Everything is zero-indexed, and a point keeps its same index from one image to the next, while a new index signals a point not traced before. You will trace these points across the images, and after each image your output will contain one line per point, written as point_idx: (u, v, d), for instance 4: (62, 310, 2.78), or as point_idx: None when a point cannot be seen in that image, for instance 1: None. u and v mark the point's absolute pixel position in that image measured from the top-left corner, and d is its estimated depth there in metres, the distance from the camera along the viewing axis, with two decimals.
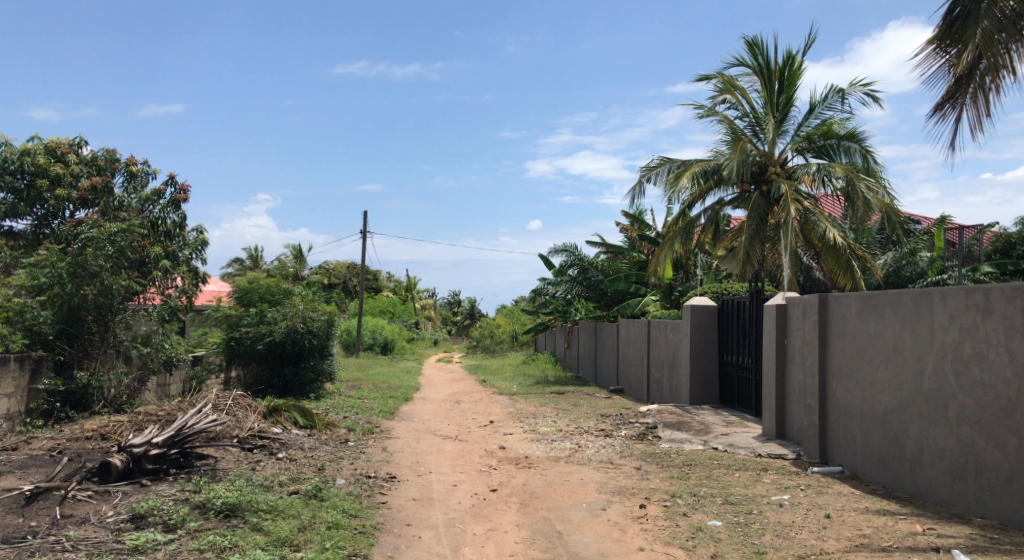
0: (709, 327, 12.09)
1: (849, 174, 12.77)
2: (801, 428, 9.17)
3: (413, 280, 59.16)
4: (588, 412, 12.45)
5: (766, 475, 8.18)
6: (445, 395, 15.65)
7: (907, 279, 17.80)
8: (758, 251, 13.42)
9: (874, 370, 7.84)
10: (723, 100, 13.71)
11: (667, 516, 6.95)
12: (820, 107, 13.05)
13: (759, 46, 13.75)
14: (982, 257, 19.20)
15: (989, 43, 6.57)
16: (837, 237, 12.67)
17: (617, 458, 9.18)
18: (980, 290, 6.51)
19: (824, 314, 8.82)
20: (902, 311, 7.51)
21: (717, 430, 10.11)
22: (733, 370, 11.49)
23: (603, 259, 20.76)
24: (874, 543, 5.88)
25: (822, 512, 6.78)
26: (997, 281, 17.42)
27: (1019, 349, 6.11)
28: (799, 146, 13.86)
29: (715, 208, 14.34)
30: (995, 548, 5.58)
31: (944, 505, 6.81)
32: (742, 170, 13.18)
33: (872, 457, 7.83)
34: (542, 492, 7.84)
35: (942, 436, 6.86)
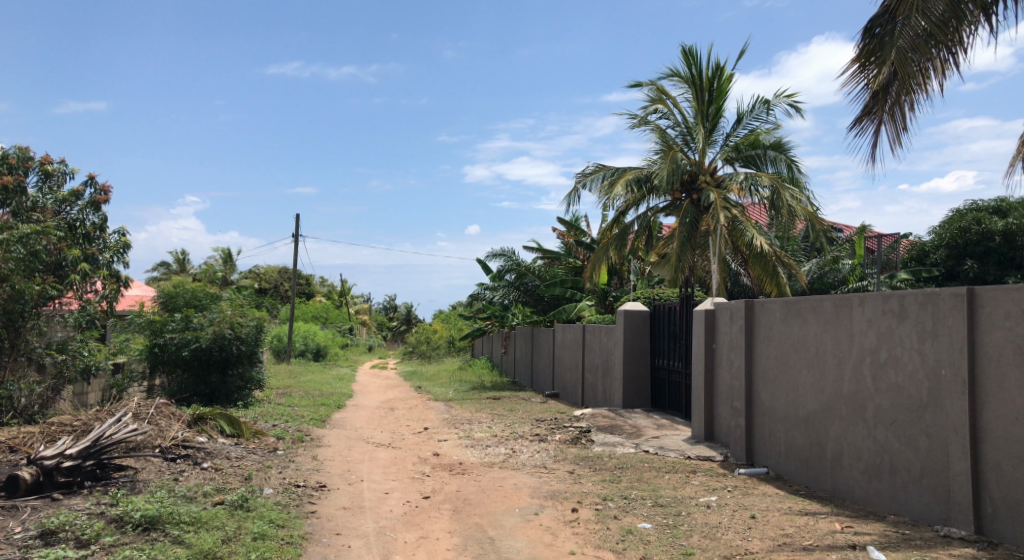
0: (642, 332, 12.28)
1: (775, 183, 13.20)
2: (728, 430, 9.40)
3: (347, 286, 58.36)
4: (523, 417, 12.48)
5: (695, 476, 8.35)
6: (379, 402, 15.44)
7: (830, 285, 18.49)
8: (689, 258, 13.71)
9: (798, 374, 8.09)
10: (655, 109, 13.95)
11: (598, 519, 7.02)
12: (747, 117, 13.44)
13: (692, 56, 14.05)
14: (899, 265, 20.17)
15: (903, 62, 6.90)
16: (764, 244, 13.08)
17: (551, 463, 9.23)
18: (895, 296, 6.79)
19: (751, 319, 9.07)
20: (823, 316, 7.78)
21: (649, 434, 10.27)
22: (664, 373, 11.70)
23: (541, 265, 20.76)
24: (795, 542, 6.05)
25: (747, 512, 6.96)
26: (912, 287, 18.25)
27: (929, 352, 6.39)
28: (728, 156, 14.24)
29: (648, 216, 14.59)
30: (906, 544, 5.82)
31: (861, 503, 7.07)
32: (673, 179, 13.47)
33: (795, 458, 8.08)
34: (475, 498, 7.82)
35: (860, 436, 7.12)
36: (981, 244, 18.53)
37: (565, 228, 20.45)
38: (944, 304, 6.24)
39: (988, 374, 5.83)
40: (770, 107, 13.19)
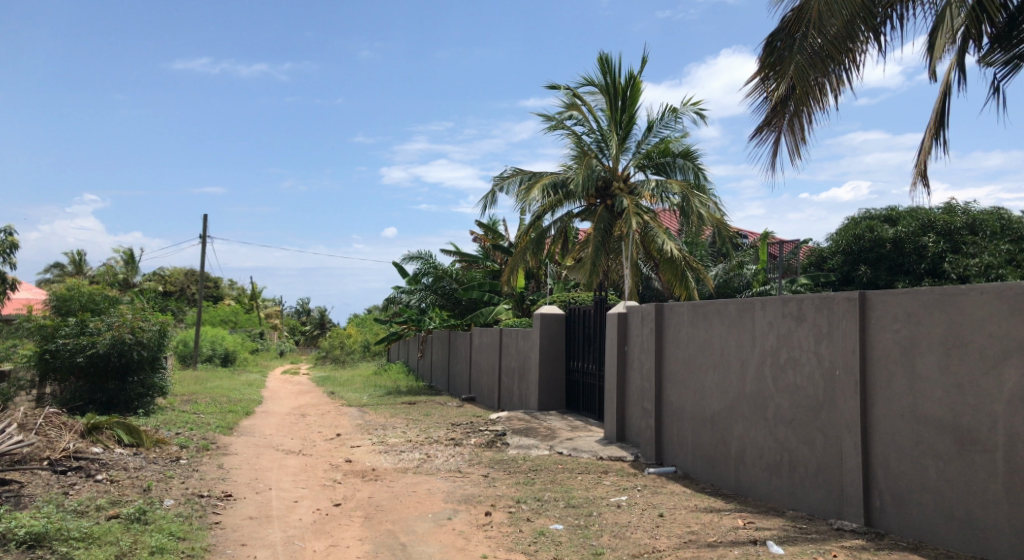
0: (557, 335, 12.43)
1: (685, 191, 13.62)
2: (639, 431, 9.61)
3: (258, 289, 56.77)
4: (439, 422, 12.42)
5: (606, 476, 8.50)
6: (290, 409, 15.04)
7: (735, 289, 19.26)
8: (603, 262, 13.97)
9: (704, 375, 8.36)
10: (570, 115, 14.16)
11: (511, 522, 7.04)
12: (657, 125, 13.79)
13: (606, 65, 14.32)
14: (799, 270, 21.11)
15: (802, 77, 7.22)
16: (674, 250, 13.45)
17: (466, 467, 9.22)
18: (794, 300, 7.09)
19: (661, 322, 9.31)
20: (728, 319, 8.05)
21: (563, 435, 10.39)
22: (578, 376, 11.86)
23: (457, 268, 20.81)
24: (701, 539, 6.23)
25: (656, 511, 7.13)
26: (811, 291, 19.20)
27: (825, 353, 6.70)
28: (640, 163, 14.59)
29: (564, 221, 14.77)
30: (803, 538, 6.07)
31: (762, 500, 7.35)
32: (588, 185, 13.71)
33: (701, 457, 8.34)
34: (387, 505, 7.72)
35: (761, 435, 7.41)
36: (873, 251, 19.70)
37: (483, 232, 20.50)
38: (838, 307, 6.57)
39: (878, 373, 6.16)
40: (679, 116, 13.57)
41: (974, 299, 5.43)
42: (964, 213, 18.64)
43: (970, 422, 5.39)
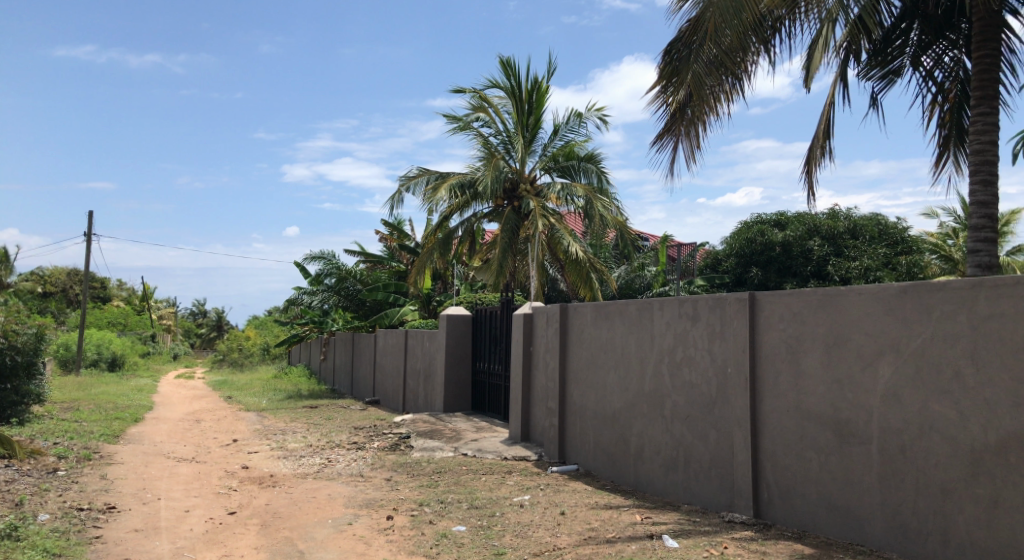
0: (463, 336, 12.40)
1: (589, 193, 13.89)
2: (543, 430, 9.72)
3: (150, 290, 54.16)
4: (341, 425, 12.17)
5: (510, 476, 8.54)
6: (183, 414, 14.40)
7: (637, 290, 19.89)
8: (510, 263, 14.07)
9: (606, 374, 8.52)
10: (477, 117, 14.18)
11: (413, 525, 6.97)
12: (563, 129, 13.99)
13: (511, 68, 14.42)
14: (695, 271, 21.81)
15: (698, 85, 7.46)
16: (579, 252, 13.69)
17: (368, 471, 9.07)
18: (690, 300, 7.32)
19: (565, 322, 9.44)
20: (628, 319, 8.23)
21: (467, 436, 10.38)
22: (484, 376, 11.88)
23: (362, 269, 20.38)
24: (600, 535, 6.34)
25: (558, 509, 7.21)
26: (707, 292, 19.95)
27: (718, 351, 6.94)
28: (546, 166, 14.79)
29: (471, 222, 14.77)
30: (696, 531, 6.27)
31: (659, 495, 7.57)
32: (495, 186, 13.79)
33: (602, 454, 8.51)
34: (285, 511, 7.50)
35: (659, 432, 7.62)
36: (764, 254, 20.52)
37: (389, 232, 20.22)
38: (730, 307, 6.82)
39: (767, 371, 6.43)
40: (583, 121, 13.82)
41: (852, 300, 5.73)
42: (846, 218, 20.39)
43: (848, 416, 5.70)
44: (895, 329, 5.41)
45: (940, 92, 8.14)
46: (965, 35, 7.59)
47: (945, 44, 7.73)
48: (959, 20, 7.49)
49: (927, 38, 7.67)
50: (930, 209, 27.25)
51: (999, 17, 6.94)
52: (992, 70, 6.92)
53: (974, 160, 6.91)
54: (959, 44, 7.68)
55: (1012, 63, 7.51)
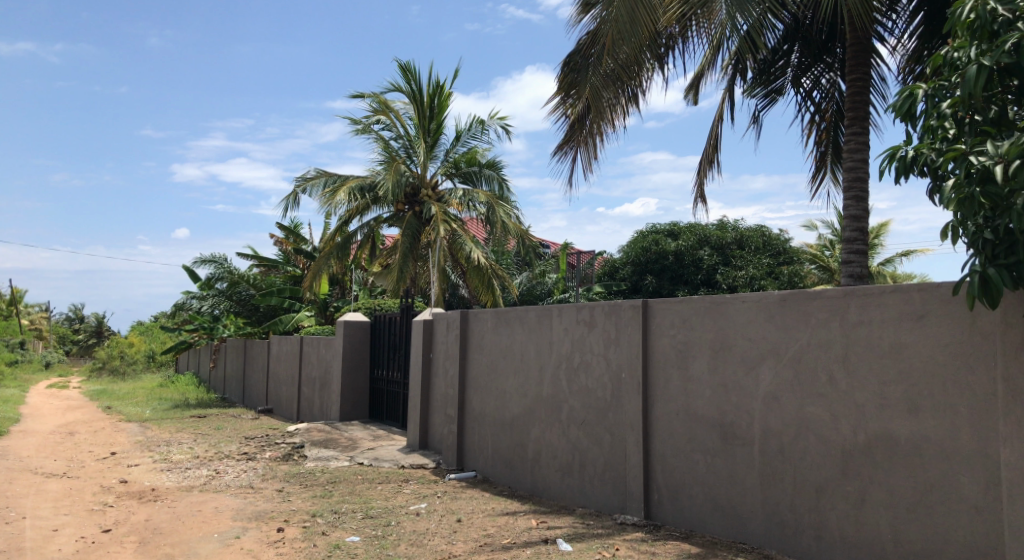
0: (361, 343, 12.17)
1: (490, 200, 13.96)
2: (441, 437, 9.65)
3: (19, 295, 50.44)
4: (231, 435, 11.70)
5: (407, 485, 8.43)
6: (55, 427, 13.46)
7: (538, 297, 20.15)
8: (411, 269, 13.90)
9: (505, 380, 8.56)
10: (377, 120, 14.02)
11: (305, 537, 6.75)
12: (465, 135, 14.01)
13: (412, 72, 14.34)
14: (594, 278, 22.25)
15: (595, 98, 7.64)
16: (481, 258, 13.73)
17: (258, 482, 8.75)
18: (587, 307, 7.45)
19: (465, 328, 9.43)
20: (528, 326, 8.30)
21: (364, 445, 10.18)
22: (383, 384, 11.70)
23: (256, 272, 19.77)
24: (495, 541, 6.34)
25: (454, 516, 7.17)
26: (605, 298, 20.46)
27: (613, 357, 7.09)
28: (447, 171, 14.76)
29: (371, 226, 14.56)
30: (589, 534, 6.37)
31: (555, 499, 7.66)
32: (396, 191, 13.65)
33: (500, 461, 8.53)
34: (166, 527, 7.12)
35: (555, 437, 7.72)
36: (658, 261, 21.19)
37: (284, 235, 19.63)
38: (625, 314, 6.99)
39: (659, 375, 6.62)
40: (486, 128, 13.87)
41: (737, 307, 5.97)
42: (734, 229, 21.27)
43: (732, 418, 5.94)
44: (776, 336, 5.67)
45: (818, 111, 8.67)
46: (840, 59, 8.11)
47: (823, 67, 8.24)
48: (835, 45, 8.01)
49: (806, 60, 8.16)
50: (810, 222, 28.99)
51: (869, 44, 7.45)
52: (863, 93, 7.41)
53: (848, 177, 7.37)
54: (835, 66, 8.20)
55: (881, 88, 8.08)
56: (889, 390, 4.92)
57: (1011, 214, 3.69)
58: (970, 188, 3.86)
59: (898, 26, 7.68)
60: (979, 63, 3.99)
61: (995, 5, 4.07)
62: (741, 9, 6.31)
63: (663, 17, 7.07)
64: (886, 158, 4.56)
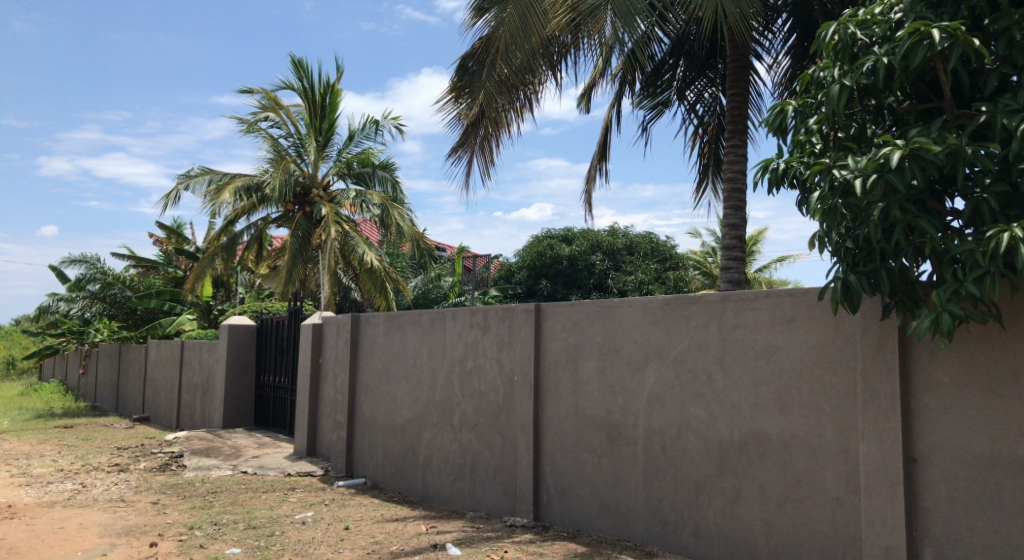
0: (247, 347, 11.72)
1: (385, 202, 13.78)
2: (330, 443, 9.42)
3: None
4: (101, 446, 11.00)
5: (292, 493, 8.16)
6: None
7: (432, 300, 20.07)
8: (300, 271, 13.49)
9: (397, 385, 8.45)
10: (266, 117, 13.59)
11: (180, 551, 6.40)
12: (359, 135, 13.78)
13: (304, 69, 13.96)
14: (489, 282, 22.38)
15: (489, 102, 7.67)
16: (374, 261, 13.54)
17: (130, 495, 8.25)
18: (480, 311, 7.45)
19: (356, 332, 9.25)
20: (420, 330, 8.22)
21: (248, 453, 9.81)
22: (269, 390, 11.31)
23: (133, 274, 18.64)
24: (383, 548, 6.24)
25: (341, 524, 7.00)
26: (500, 302, 20.63)
27: (506, 360, 7.13)
28: (340, 171, 14.45)
29: (259, 226, 14.09)
30: (478, 537, 6.36)
31: (445, 503, 7.63)
32: (284, 190, 13.25)
33: (391, 466, 8.42)
34: (23, 546, 6.60)
35: (447, 441, 7.68)
36: (553, 266, 21.47)
37: (166, 234, 18.62)
38: (517, 317, 7.04)
39: (550, 378, 6.71)
40: (380, 128, 13.69)
41: (625, 311, 6.13)
42: (625, 235, 21.92)
43: (619, 418, 6.09)
44: (660, 338, 5.86)
45: (701, 125, 9.06)
46: (722, 74, 8.52)
47: (705, 81, 8.63)
48: (717, 61, 8.40)
49: (691, 74, 8.51)
50: (695, 229, 30.32)
51: (747, 61, 7.85)
52: (742, 107, 7.78)
53: (728, 188, 7.72)
54: (716, 82, 8.60)
55: (758, 103, 8.53)
56: (761, 390, 5.17)
57: (870, 225, 3.91)
58: (833, 201, 4.06)
59: (774, 46, 8.14)
60: (842, 83, 4.27)
61: (854, 30, 4.35)
62: (628, 25, 6.49)
63: (554, 26, 7.17)
64: (759, 170, 4.77)
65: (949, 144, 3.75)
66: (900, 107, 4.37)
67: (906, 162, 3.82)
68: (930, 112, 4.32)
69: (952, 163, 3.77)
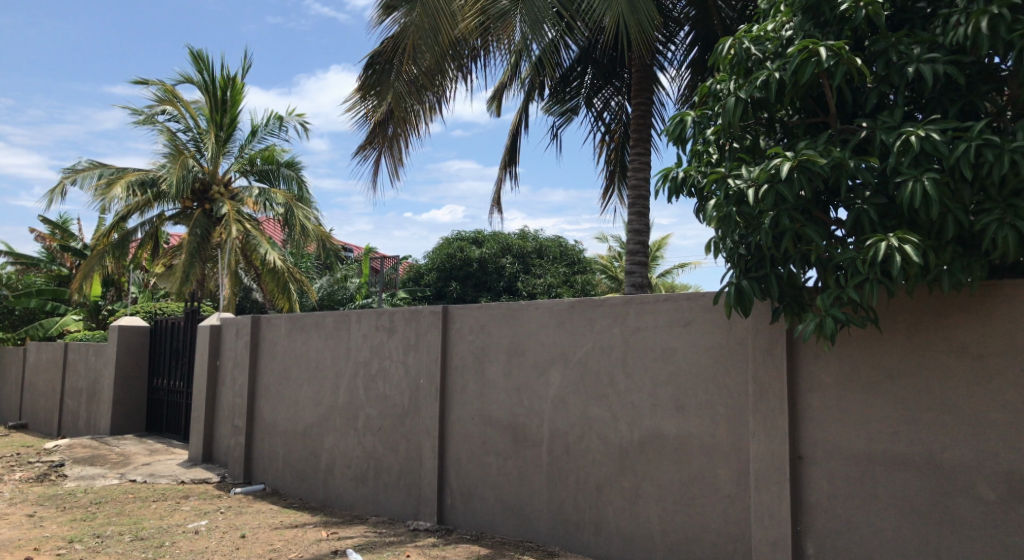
0: (139, 350, 11.16)
1: (289, 201, 13.42)
2: (228, 449, 9.08)
3: None
4: None
5: (185, 502, 7.81)
6: None
7: (338, 301, 19.71)
8: (198, 271, 12.95)
9: (299, 388, 8.22)
10: (163, 110, 13.00)
11: None
12: (262, 131, 13.36)
13: (203, 61, 13.43)
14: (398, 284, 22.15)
15: (397, 101, 7.60)
16: (277, 261, 13.19)
17: (4, 507, 7.69)
18: (386, 313, 7.35)
19: (257, 334, 8.95)
20: (324, 332, 8.04)
21: (137, 461, 9.33)
22: (162, 394, 10.81)
23: (10, 272, 17.50)
24: (280, 556, 6.05)
25: (237, 532, 6.75)
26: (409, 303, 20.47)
27: (412, 363, 7.05)
28: (242, 168, 13.97)
29: (153, 223, 13.46)
30: (380, 542, 6.26)
31: (348, 509, 7.49)
32: (181, 186, 12.70)
33: (291, 472, 8.19)
34: None
35: (350, 445, 7.54)
36: (462, 269, 21.46)
37: (49, 230, 17.58)
38: (424, 320, 6.98)
39: (456, 381, 6.69)
40: (284, 125, 13.32)
41: (531, 313, 6.17)
42: (534, 238, 22.13)
43: (523, 421, 6.13)
44: (565, 341, 5.93)
45: (609, 132, 9.27)
46: (627, 84, 8.75)
47: (612, 90, 8.82)
48: (623, 70, 8.61)
49: (598, 83, 8.67)
50: (603, 233, 30.94)
51: (651, 72, 8.07)
52: (646, 116, 7.99)
53: (632, 195, 7.92)
54: (622, 91, 8.82)
55: (661, 112, 8.78)
56: (660, 390, 5.31)
57: (761, 232, 4.07)
58: (728, 208, 4.21)
59: (677, 58, 8.37)
60: (737, 96, 4.43)
61: (749, 45, 4.54)
62: (536, 34, 6.56)
63: (464, 29, 7.17)
64: (660, 178, 4.90)
65: (834, 157, 3.95)
66: (790, 121, 4.58)
67: (794, 173, 4.00)
68: (817, 126, 4.54)
69: (836, 175, 3.97)
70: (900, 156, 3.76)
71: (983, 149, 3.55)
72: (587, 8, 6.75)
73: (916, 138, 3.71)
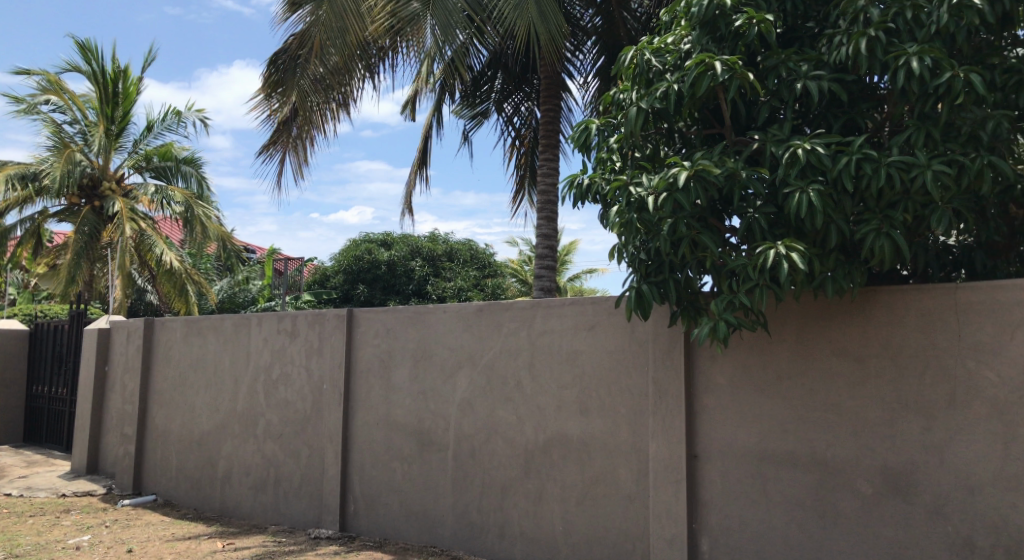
0: (16, 355, 10.44)
1: (188, 199, 12.89)
2: (116, 458, 8.62)
3: None
4: None
5: (67, 516, 7.35)
6: None
7: (239, 304, 19.05)
8: (85, 272, 12.22)
9: (195, 394, 7.89)
10: (46, 100, 12.23)
11: None
12: (158, 126, 12.77)
13: (91, 51, 12.72)
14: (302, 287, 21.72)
15: (302, 100, 7.42)
16: (173, 262, 12.64)
17: None
18: (289, 316, 7.14)
19: (150, 338, 8.53)
20: (222, 335, 7.74)
21: (13, 474, 8.72)
22: (43, 402, 10.15)
23: None
24: None
25: (124, 547, 6.41)
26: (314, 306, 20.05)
27: (315, 367, 6.88)
28: (136, 164, 13.32)
29: (35, 220, 12.64)
30: (279, 552, 6.07)
31: (246, 518, 7.24)
32: (67, 182, 11.99)
33: (186, 482, 7.84)
34: None
35: (249, 452, 7.28)
36: (370, 271, 21.21)
37: None
38: (328, 323, 6.83)
39: (361, 385, 6.58)
40: (182, 120, 12.79)
41: (438, 317, 6.13)
42: (444, 241, 22.02)
43: (429, 425, 6.08)
44: (472, 344, 5.93)
45: (518, 137, 9.34)
46: (537, 90, 8.82)
47: (522, 96, 8.90)
48: (532, 77, 8.70)
49: (508, 87, 8.75)
50: (513, 237, 31.13)
51: (559, 79, 8.19)
52: (554, 123, 8.10)
53: (541, 200, 8.00)
54: (531, 97, 8.90)
55: (569, 118, 8.92)
56: (565, 393, 5.37)
57: (660, 239, 4.18)
58: (629, 215, 4.30)
59: (584, 66, 8.53)
60: (639, 106, 4.54)
61: (650, 57, 4.65)
62: (447, 37, 6.51)
63: (373, 30, 7.08)
64: (566, 185, 4.96)
65: (727, 168, 4.11)
66: (689, 132, 4.73)
67: (691, 182, 4.12)
68: (713, 137, 4.71)
69: (729, 185, 4.14)
70: (788, 168, 3.94)
71: (862, 162, 3.75)
72: (497, 14, 6.77)
73: (803, 151, 3.89)
